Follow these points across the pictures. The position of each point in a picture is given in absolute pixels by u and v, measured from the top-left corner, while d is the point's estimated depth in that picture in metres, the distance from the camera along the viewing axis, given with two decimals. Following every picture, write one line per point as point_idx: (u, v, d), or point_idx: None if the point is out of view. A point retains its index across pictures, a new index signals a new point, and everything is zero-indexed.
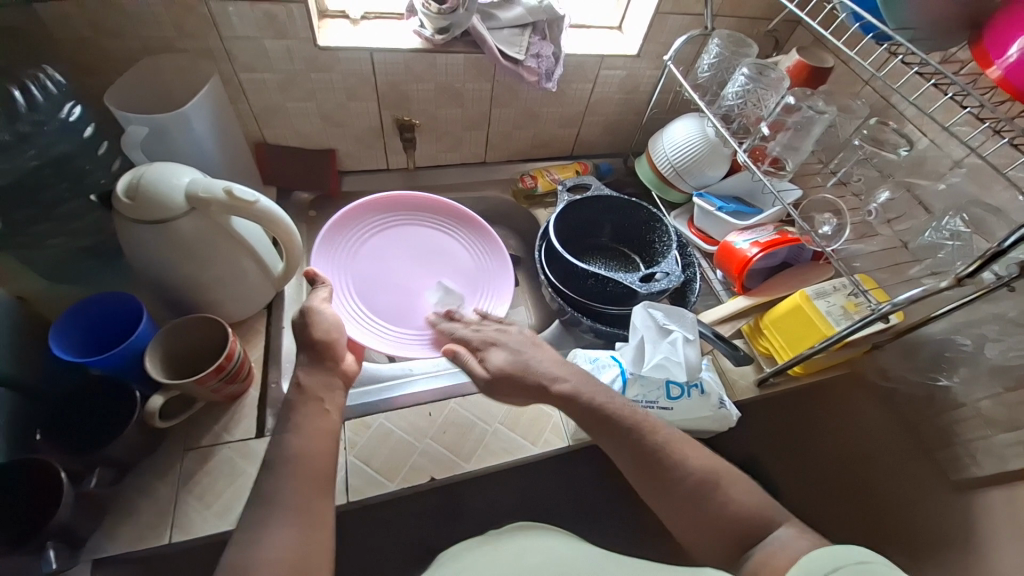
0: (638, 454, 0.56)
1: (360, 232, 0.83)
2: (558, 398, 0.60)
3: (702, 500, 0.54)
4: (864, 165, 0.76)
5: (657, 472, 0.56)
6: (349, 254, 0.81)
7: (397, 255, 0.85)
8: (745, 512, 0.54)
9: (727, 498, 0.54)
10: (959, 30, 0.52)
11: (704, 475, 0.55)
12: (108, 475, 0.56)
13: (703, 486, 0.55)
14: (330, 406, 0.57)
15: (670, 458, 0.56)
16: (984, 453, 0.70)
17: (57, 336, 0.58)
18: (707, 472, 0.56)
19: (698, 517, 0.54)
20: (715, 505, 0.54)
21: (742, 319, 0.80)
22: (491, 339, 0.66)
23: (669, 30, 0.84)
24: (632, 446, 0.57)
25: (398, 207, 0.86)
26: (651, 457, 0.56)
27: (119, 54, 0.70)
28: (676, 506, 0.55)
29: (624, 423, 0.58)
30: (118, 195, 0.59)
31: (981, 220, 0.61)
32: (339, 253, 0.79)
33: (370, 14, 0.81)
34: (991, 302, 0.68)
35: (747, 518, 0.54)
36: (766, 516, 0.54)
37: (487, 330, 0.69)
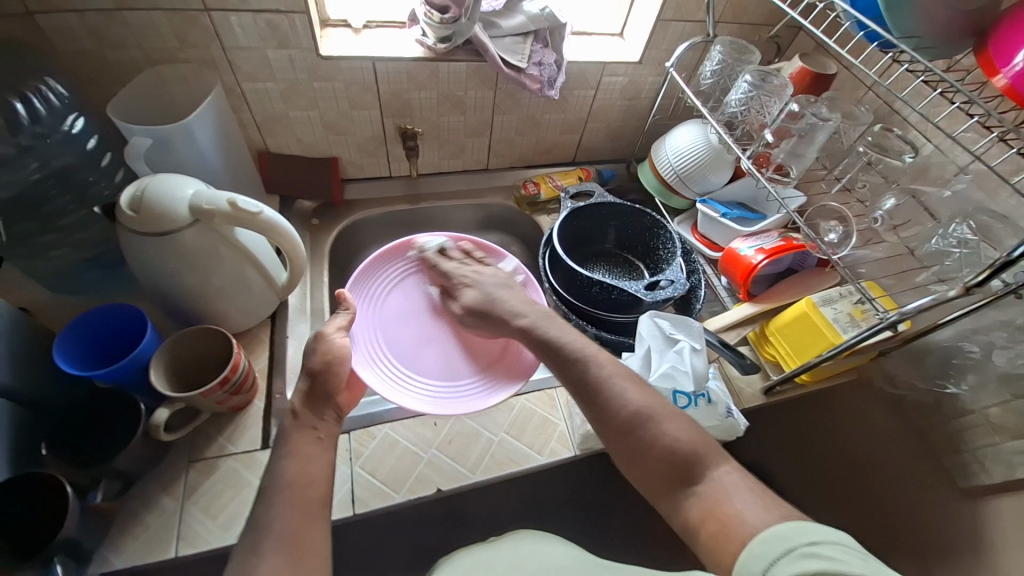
0: (575, 379, 0.57)
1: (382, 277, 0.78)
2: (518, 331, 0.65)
3: (637, 432, 0.51)
4: (868, 172, 0.76)
5: (593, 401, 0.54)
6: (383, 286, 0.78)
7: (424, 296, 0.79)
8: (680, 448, 0.49)
9: (660, 430, 0.50)
10: (963, 38, 0.52)
11: (642, 410, 0.52)
12: (114, 487, 0.56)
13: (637, 417, 0.52)
14: (322, 429, 0.57)
15: (609, 391, 0.54)
16: (992, 459, 0.68)
17: (61, 350, 0.58)
18: (643, 405, 0.52)
19: (629, 450, 0.51)
20: (650, 439, 0.50)
21: (748, 326, 0.80)
22: (467, 278, 0.72)
23: (671, 37, 0.85)
24: (572, 374, 0.57)
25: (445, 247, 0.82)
26: (588, 383, 0.56)
27: (122, 64, 0.70)
28: (612, 435, 0.52)
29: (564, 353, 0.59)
30: (122, 206, 0.59)
31: (988, 227, 0.61)
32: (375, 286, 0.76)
33: (372, 23, 0.81)
34: (1001, 308, 0.66)
35: (681, 455, 0.49)
36: (708, 452, 0.48)
37: (466, 270, 0.74)
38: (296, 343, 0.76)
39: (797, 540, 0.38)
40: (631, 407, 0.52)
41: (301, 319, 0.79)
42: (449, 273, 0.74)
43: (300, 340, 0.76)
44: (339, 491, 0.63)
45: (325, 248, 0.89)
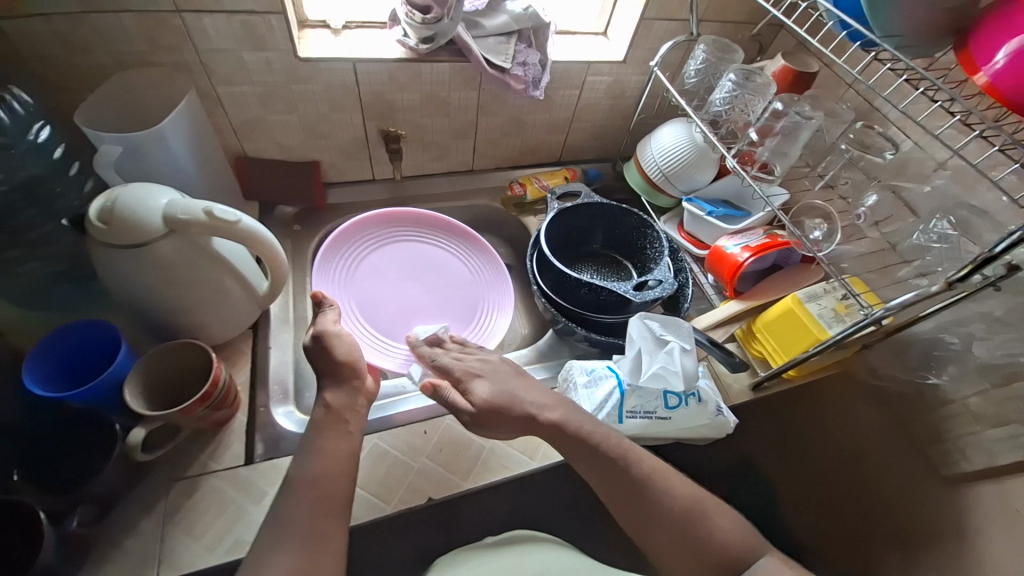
0: (620, 483, 0.56)
1: (349, 263, 0.85)
2: (546, 427, 0.60)
3: (690, 534, 0.54)
4: (850, 168, 0.77)
5: (645, 500, 0.55)
6: (348, 271, 0.84)
7: (391, 272, 0.88)
8: (730, 543, 0.54)
9: (712, 527, 0.54)
10: (944, 36, 0.53)
11: (687, 505, 0.56)
12: (90, 512, 0.55)
13: (687, 516, 0.55)
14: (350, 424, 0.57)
15: (656, 491, 0.56)
16: (973, 447, 0.70)
17: (30, 372, 0.55)
18: (690, 502, 0.56)
19: (683, 548, 0.53)
20: (699, 536, 0.54)
21: (734, 324, 0.81)
22: (473, 369, 0.67)
23: (655, 36, 0.84)
24: (617, 482, 0.56)
25: (397, 224, 0.90)
26: (634, 487, 0.56)
27: (89, 69, 0.67)
28: (661, 539, 0.54)
29: (609, 454, 0.58)
30: (92, 219, 0.56)
31: (967, 222, 0.62)
32: (340, 269, 0.83)
33: (352, 23, 0.79)
34: (978, 300, 0.69)
35: (732, 551, 0.54)
36: (751, 547, 0.54)
37: (469, 359, 0.69)
38: (280, 353, 0.74)
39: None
40: (679, 502, 0.55)
41: (285, 329, 0.77)
42: (449, 367, 0.68)
43: (284, 350, 0.74)
44: None
45: (308, 254, 0.87)
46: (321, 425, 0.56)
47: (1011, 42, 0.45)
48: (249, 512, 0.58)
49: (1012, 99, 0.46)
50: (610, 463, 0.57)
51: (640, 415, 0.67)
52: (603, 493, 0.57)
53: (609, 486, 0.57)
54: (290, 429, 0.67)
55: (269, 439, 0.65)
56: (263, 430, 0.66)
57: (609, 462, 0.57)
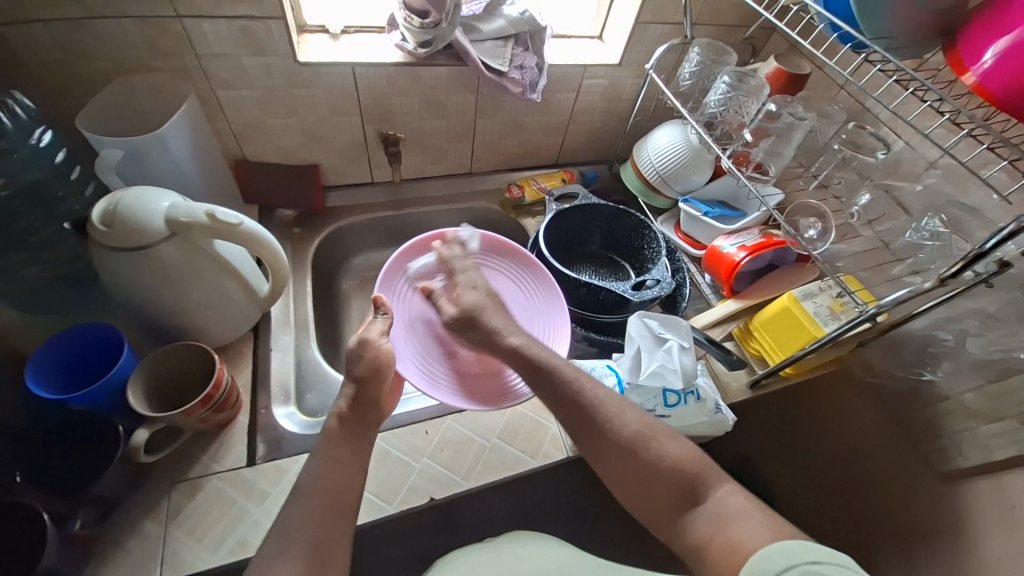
0: (570, 405, 0.57)
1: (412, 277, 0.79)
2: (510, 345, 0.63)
3: (638, 459, 0.53)
4: (844, 168, 0.79)
5: (585, 419, 0.56)
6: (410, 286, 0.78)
7: None
8: (680, 466, 0.52)
9: (662, 453, 0.52)
10: (931, 38, 0.54)
11: (642, 435, 0.54)
12: (92, 514, 0.54)
13: (638, 441, 0.53)
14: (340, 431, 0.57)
15: (607, 417, 0.55)
16: (969, 444, 0.71)
17: (32, 373, 0.55)
18: (642, 429, 0.54)
19: (624, 470, 0.53)
20: (652, 465, 0.52)
21: (733, 322, 0.83)
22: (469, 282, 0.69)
23: (650, 39, 0.86)
24: (568, 404, 0.57)
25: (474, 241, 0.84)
26: (582, 409, 0.56)
27: (90, 74, 0.67)
28: (612, 465, 0.54)
29: (553, 371, 0.59)
30: (94, 222, 0.57)
31: (958, 220, 0.63)
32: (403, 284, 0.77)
33: (350, 28, 0.80)
34: (971, 297, 0.69)
35: (683, 472, 0.51)
36: (707, 474, 0.51)
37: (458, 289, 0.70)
38: (281, 355, 0.74)
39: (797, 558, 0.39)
40: (631, 432, 0.54)
41: (286, 331, 0.77)
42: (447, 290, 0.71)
43: (285, 352, 0.75)
44: None
45: (307, 257, 0.87)
46: (326, 433, 0.56)
47: (999, 42, 0.46)
48: (251, 513, 0.59)
49: (1001, 98, 0.47)
50: (562, 384, 0.58)
51: None
52: (557, 414, 0.57)
53: (559, 409, 0.57)
54: (290, 429, 0.67)
55: (271, 441, 0.65)
56: (265, 431, 0.66)
57: (559, 381, 0.58)
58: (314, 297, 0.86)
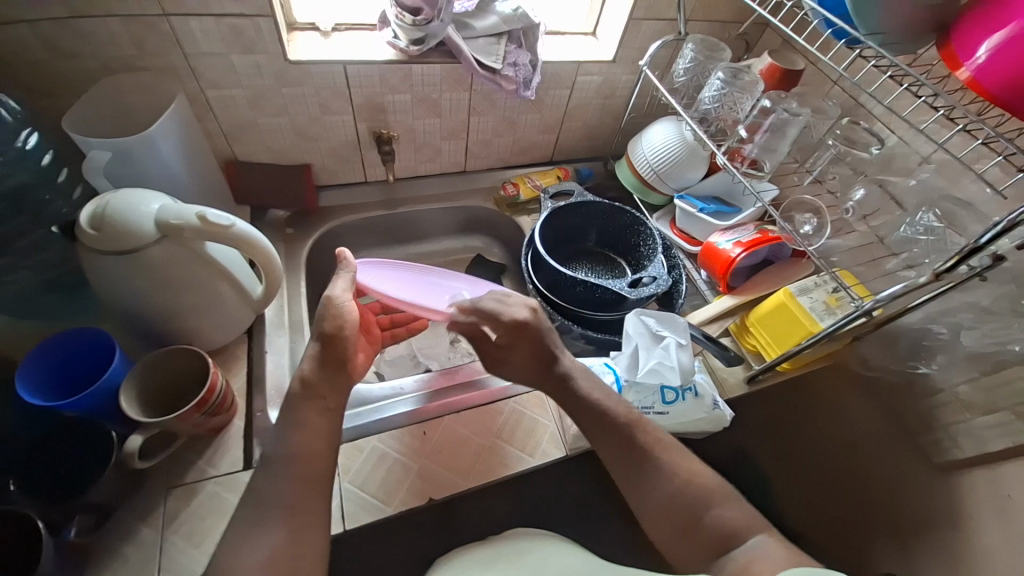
0: (623, 451, 0.58)
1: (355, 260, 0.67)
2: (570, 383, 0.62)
3: (686, 513, 0.54)
4: (838, 164, 0.78)
5: (643, 468, 0.57)
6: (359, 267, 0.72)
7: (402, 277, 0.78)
8: (731, 524, 0.53)
9: (712, 513, 0.53)
10: (925, 33, 0.54)
11: (689, 488, 0.55)
12: (88, 521, 0.54)
13: (688, 495, 0.55)
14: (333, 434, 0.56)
15: (658, 465, 0.56)
16: (963, 435, 0.71)
17: (23, 381, 0.54)
18: (692, 480, 0.56)
19: (676, 522, 0.54)
20: (698, 517, 0.54)
21: (729, 317, 0.82)
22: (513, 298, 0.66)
23: (644, 35, 0.85)
24: (622, 451, 0.58)
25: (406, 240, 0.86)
26: (638, 459, 0.57)
27: (76, 75, 0.66)
28: (657, 515, 0.55)
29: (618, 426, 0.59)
30: (82, 226, 0.56)
31: (952, 214, 0.63)
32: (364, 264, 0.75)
33: (341, 26, 0.79)
34: (965, 291, 0.69)
35: (733, 531, 0.52)
36: (748, 528, 0.53)
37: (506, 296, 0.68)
38: (275, 358, 0.73)
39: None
40: (680, 483, 0.55)
41: (280, 333, 0.76)
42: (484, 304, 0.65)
43: (280, 354, 0.74)
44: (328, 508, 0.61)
45: (301, 258, 0.86)
46: None
47: (993, 36, 0.46)
48: None
49: (995, 93, 0.47)
50: (623, 431, 0.58)
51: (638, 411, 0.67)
52: (612, 464, 0.58)
53: (616, 455, 0.58)
54: None
55: (267, 444, 0.65)
56: (261, 434, 0.65)
57: (623, 428, 0.58)
58: (308, 298, 0.85)
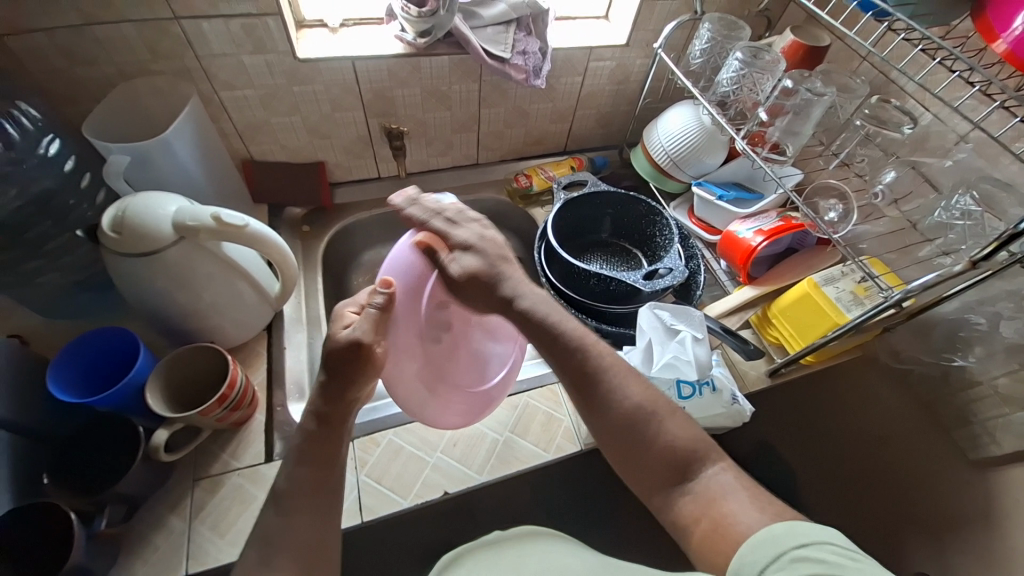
0: (567, 365, 0.55)
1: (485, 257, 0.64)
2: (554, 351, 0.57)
3: (632, 430, 0.51)
4: (867, 145, 0.73)
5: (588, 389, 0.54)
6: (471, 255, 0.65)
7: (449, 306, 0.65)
8: (678, 446, 0.49)
9: (661, 429, 0.50)
10: (957, 5, 0.50)
11: (642, 407, 0.52)
12: (119, 512, 0.55)
13: (637, 411, 0.51)
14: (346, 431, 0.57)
15: (608, 386, 0.53)
16: (1002, 431, 0.68)
17: (55, 377, 0.57)
18: (645, 400, 0.52)
19: (635, 454, 0.50)
20: (650, 436, 0.50)
21: (750, 309, 0.80)
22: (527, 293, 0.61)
23: (658, 16, 0.82)
24: (572, 369, 0.55)
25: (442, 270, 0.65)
26: (582, 370, 0.54)
27: (94, 81, 0.68)
28: (611, 432, 0.52)
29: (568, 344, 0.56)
30: (104, 229, 0.57)
31: (991, 197, 0.59)
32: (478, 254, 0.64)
33: (349, 21, 0.78)
34: (1005, 278, 0.65)
35: (680, 452, 0.49)
36: (703, 452, 0.49)
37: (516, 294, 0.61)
38: (294, 353, 0.75)
39: (786, 542, 0.39)
40: (631, 403, 0.52)
41: (298, 329, 0.78)
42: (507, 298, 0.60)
43: (298, 350, 0.75)
44: (346, 500, 0.62)
45: (318, 255, 0.87)
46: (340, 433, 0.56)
47: None
48: None
49: None
50: (567, 344, 0.56)
51: None
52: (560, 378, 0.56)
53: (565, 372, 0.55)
54: None
55: (287, 438, 0.66)
56: (281, 429, 0.67)
57: (562, 341, 0.56)
58: (325, 294, 0.86)
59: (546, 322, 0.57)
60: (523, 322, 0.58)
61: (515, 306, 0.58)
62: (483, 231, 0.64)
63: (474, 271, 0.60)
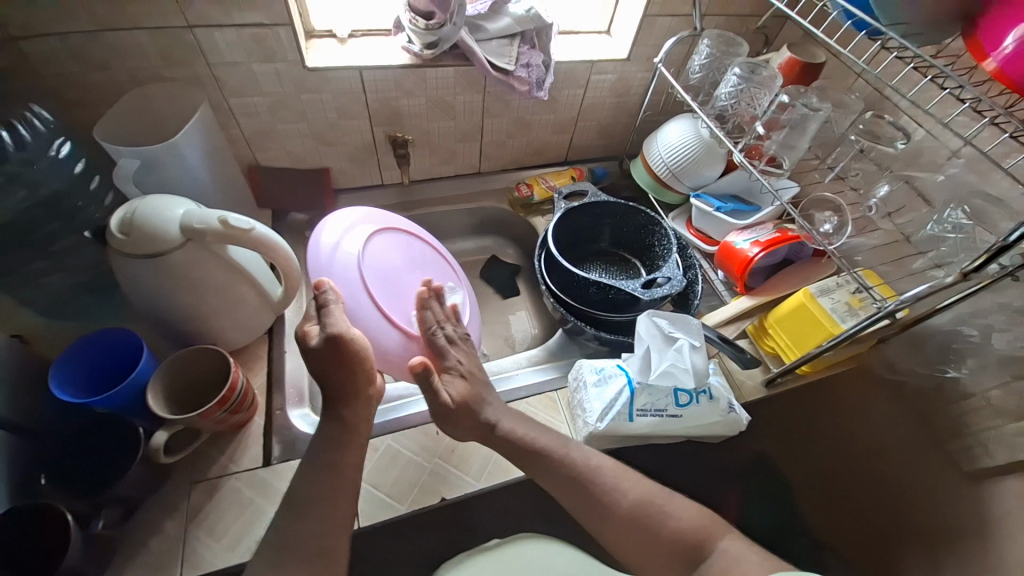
0: (560, 484, 0.58)
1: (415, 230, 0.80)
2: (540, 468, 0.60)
3: (639, 528, 0.56)
4: (861, 159, 0.76)
5: (583, 495, 0.57)
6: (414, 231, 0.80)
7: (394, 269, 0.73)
8: (683, 528, 0.55)
9: (664, 518, 0.56)
10: (950, 23, 0.51)
11: (639, 504, 0.57)
12: (115, 514, 0.56)
13: (636, 512, 0.56)
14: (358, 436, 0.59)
15: (605, 490, 0.58)
16: (995, 442, 0.68)
17: (58, 378, 0.57)
18: (641, 498, 0.57)
19: (628, 539, 0.56)
20: (655, 531, 0.56)
21: (746, 320, 0.81)
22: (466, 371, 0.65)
23: (658, 32, 0.84)
24: (562, 484, 0.58)
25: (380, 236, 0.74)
26: (575, 489, 0.58)
27: (107, 86, 0.69)
28: (618, 538, 0.57)
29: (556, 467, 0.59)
30: (112, 231, 0.58)
31: (982, 211, 0.59)
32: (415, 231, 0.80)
33: (357, 32, 0.80)
34: (996, 291, 0.66)
35: (686, 534, 0.55)
36: (708, 533, 0.55)
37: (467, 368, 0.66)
38: (294, 357, 0.75)
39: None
40: (630, 502, 0.57)
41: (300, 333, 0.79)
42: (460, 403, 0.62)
43: (299, 354, 0.76)
44: None
45: None
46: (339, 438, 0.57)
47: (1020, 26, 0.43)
48: (267, 512, 0.60)
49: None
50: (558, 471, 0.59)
51: (650, 414, 0.66)
52: (553, 491, 0.59)
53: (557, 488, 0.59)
54: (305, 430, 0.68)
55: (286, 442, 0.66)
56: (280, 432, 0.67)
57: (545, 467, 0.59)
58: None
59: (534, 450, 0.60)
60: (507, 444, 0.62)
61: (496, 434, 0.61)
62: (473, 363, 0.67)
63: (464, 397, 0.62)
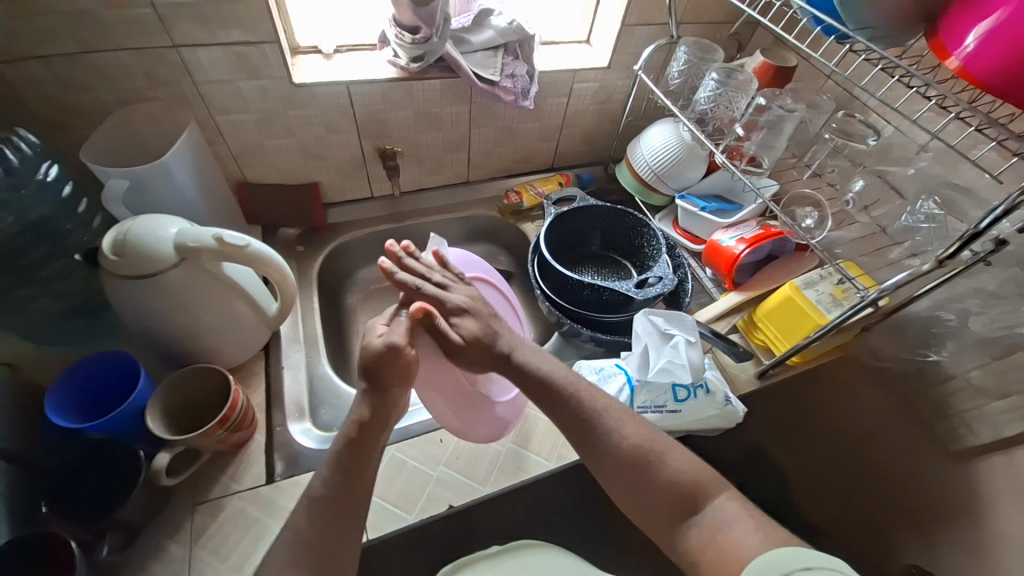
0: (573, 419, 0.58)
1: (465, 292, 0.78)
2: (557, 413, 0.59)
3: (633, 474, 0.54)
4: (836, 156, 0.79)
5: (590, 439, 0.57)
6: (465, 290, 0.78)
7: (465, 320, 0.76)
8: (682, 479, 0.53)
9: (662, 464, 0.54)
10: (914, 25, 0.54)
11: (639, 449, 0.55)
12: (119, 539, 0.56)
13: (638, 454, 0.55)
14: None
15: (607, 428, 0.57)
16: (978, 421, 0.70)
17: (53, 406, 0.56)
18: (641, 442, 0.55)
19: (641, 500, 0.54)
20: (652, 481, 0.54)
21: (736, 314, 0.83)
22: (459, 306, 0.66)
23: (637, 41, 0.87)
24: (570, 422, 0.58)
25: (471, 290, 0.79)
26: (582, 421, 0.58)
27: (91, 108, 0.69)
28: (615, 483, 0.55)
29: None
30: (104, 252, 0.58)
31: (952, 201, 0.63)
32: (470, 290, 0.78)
33: (342, 47, 0.81)
34: (971, 276, 0.69)
35: (683, 485, 0.53)
36: (707, 486, 0.52)
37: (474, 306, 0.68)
38: (293, 373, 0.75)
39: (792, 565, 0.40)
40: (627, 447, 0.55)
41: (296, 348, 0.78)
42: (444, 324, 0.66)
43: (297, 369, 0.75)
44: None
45: (312, 273, 0.88)
46: (345, 450, 0.57)
47: (980, 25, 0.46)
48: (272, 529, 0.59)
49: (987, 81, 0.46)
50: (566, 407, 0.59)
51: (651, 410, 0.68)
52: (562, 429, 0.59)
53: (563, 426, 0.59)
54: (307, 445, 0.67)
55: (288, 458, 0.66)
56: (282, 449, 0.67)
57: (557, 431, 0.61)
58: (322, 313, 0.87)
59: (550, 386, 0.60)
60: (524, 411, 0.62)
61: (513, 361, 0.63)
62: (473, 297, 0.69)
63: (475, 333, 0.64)
